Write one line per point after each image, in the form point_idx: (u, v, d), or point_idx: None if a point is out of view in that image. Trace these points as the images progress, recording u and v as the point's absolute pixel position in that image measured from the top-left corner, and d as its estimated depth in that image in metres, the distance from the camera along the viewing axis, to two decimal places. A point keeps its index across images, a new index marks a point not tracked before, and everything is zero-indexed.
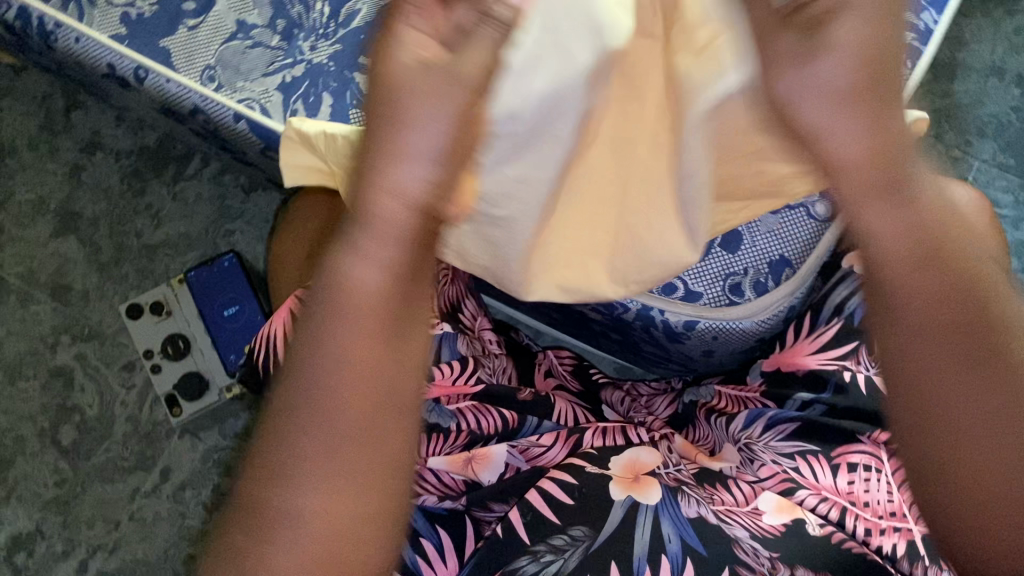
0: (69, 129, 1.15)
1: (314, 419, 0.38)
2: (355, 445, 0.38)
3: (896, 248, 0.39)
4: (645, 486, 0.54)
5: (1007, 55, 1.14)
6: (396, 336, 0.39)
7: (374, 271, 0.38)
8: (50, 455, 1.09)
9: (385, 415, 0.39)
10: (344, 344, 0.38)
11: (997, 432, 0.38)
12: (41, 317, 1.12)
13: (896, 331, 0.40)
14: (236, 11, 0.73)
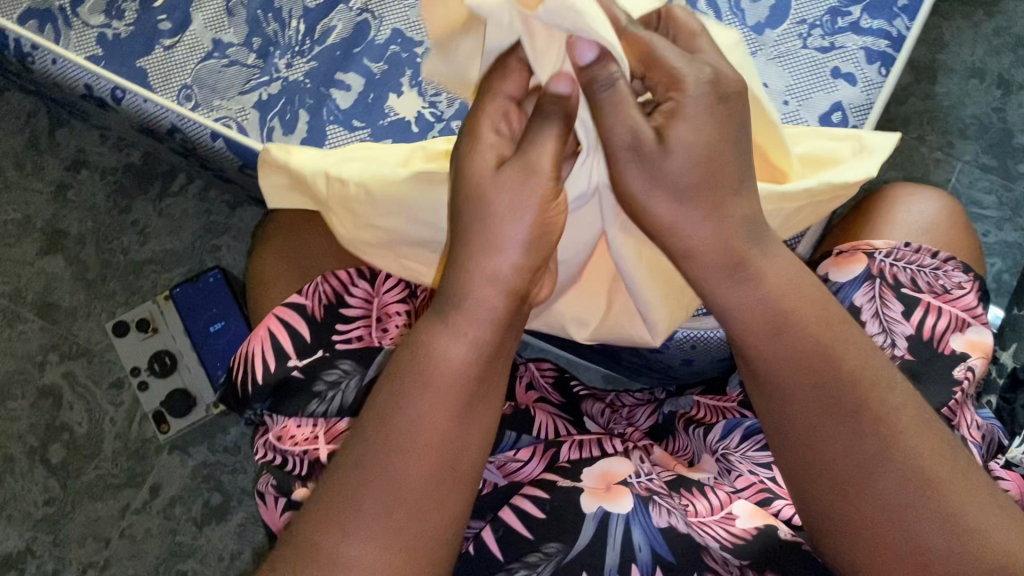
0: (54, 147, 1.16)
1: (386, 461, 0.41)
2: (419, 494, 0.41)
3: (754, 320, 0.44)
4: (617, 495, 0.55)
5: (987, 56, 1.14)
6: (471, 409, 0.43)
7: (461, 346, 0.43)
8: (39, 474, 1.09)
9: (450, 476, 0.42)
10: (433, 404, 0.42)
11: (877, 478, 0.41)
12: (29, 336, 1.12)
13: (771, 395, 0.44)
14: (211, 30, 0.73)
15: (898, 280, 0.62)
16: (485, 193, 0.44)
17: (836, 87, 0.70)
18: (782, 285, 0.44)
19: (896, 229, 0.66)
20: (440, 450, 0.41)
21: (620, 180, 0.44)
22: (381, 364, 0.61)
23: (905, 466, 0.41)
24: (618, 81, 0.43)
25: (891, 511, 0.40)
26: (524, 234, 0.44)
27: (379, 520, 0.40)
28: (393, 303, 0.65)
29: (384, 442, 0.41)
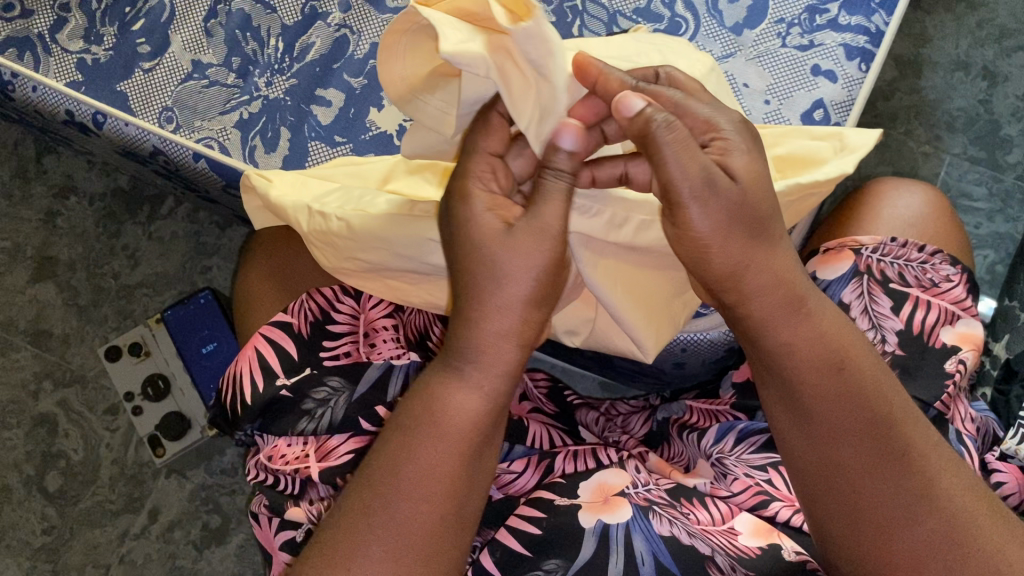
0: (42, 174, 1.15)
1: (398, 501, 0.42)
2: (428, 534, 0.42)
3: (808, 363, 0.45)
4: (615, 507, 0.55)
5: (971, 49, 1.14)
6: (482, 453, 0.44)
7: (473, 396, 0.43)
8: (36, 503, 1.08)
9: (462, 520, 0.43)
10: (448, 463, 0.42)
11: (914, 523, 0.43)
12: (22, 364, 1.11)
13: (801, 425, 0.46)
14: (191, 51, 0.73)
15: (886, 275, 0.61)
16: (496, 254, 0.43)
17: (816, 85, 0.70)
18: (819, 329, 0.45)
19: (882, 224, 0.66)
20: (453, 499, 0.42)
21: (687, 224, 0.43)
22: (369, 379, 0.61)
23: (941, 514, 0.43)
24: (673, 124, 0.42)
25: (923, 555, 0.43)
26: (527, 292, 0.43)
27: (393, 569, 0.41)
28: (380, 318, 0.66)
29: (404, 495, 0.42)
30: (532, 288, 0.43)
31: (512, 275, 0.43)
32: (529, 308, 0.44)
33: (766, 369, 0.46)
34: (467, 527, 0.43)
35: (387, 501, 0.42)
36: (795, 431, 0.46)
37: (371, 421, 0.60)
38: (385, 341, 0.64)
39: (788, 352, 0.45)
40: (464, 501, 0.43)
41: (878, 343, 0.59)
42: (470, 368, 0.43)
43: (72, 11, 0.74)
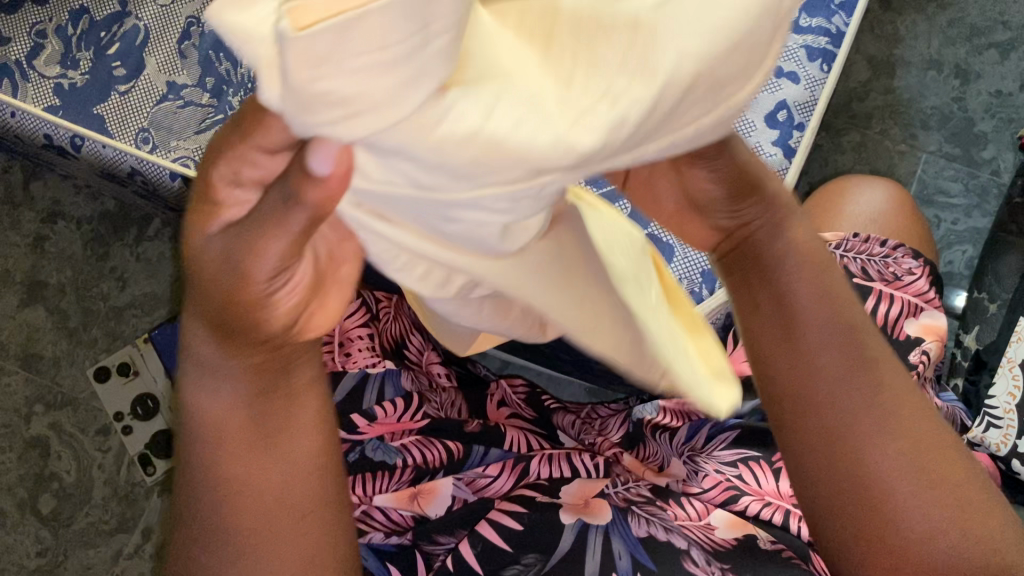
0: (29, 200, 1.15)
1: (208, 502, 0.39)
2: (256, 527, 0.39)
3: (800, 273, 0.46)
4: (595, 509, 0.56)
5: (943, 47, 1.14)
6: (273, 437, 0.39)
7: (223, 398, 0.38)
8: (31, 525, 1.09)
9: (292, 507, 0.39)
10: (241, 464, 0.39)
11: (886, 444, 0.44)
12: (14, 389, 1.12)
13: (778, 333, 0.46)
14: (165, 74, 0.75)
15: (849, 270, 0.62)
16: (206, 282, 0.34)
17: (780, 86, 0.71)
18: (802, 244, 0.47)
19: (845, 221, 0.67)
20: (274, 482, 0.39)
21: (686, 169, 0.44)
22: (345, 389, 0.62)
23: (913, 428, 0.44)
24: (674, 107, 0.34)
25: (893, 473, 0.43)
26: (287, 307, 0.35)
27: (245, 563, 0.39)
28: (356, 327, 0.67)
29: (226, 504, 0.39)
30: (273, 310, 0.35)
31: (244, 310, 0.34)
32: (286, 324, 0.36)
33: (760, 275, 0.46)
34: (312, 516, 0.40)
35: (210, 514, 0.39)
36: (770, 341, 0.46)
37: (347, 429, 0.60)
38: (361, 350, 0.65)
39: (777, 264, 0.46)
40: (291, 489, 0.40)
41: None
42: (195, 371, 0.38)
43: (48, 37, 0.75)
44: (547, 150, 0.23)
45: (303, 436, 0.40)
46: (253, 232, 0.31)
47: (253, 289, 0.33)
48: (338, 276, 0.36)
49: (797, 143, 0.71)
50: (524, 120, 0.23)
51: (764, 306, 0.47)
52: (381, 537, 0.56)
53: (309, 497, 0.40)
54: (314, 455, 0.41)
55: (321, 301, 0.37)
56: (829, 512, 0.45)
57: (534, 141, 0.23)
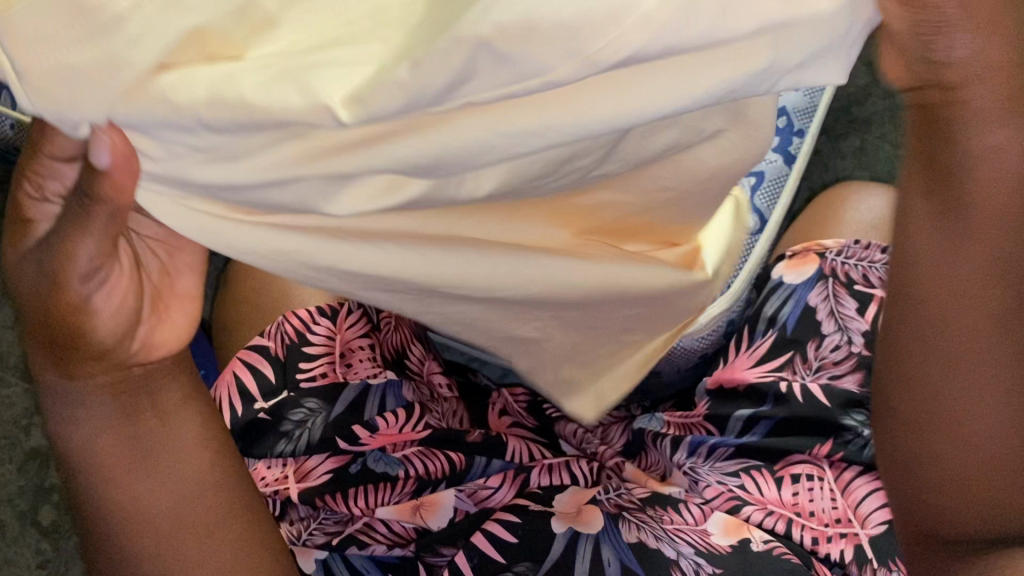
0: None
1: (111, 520, 0.45)
2: (161, 529, 0.46)
3: (997, 185, 0.36)
4: (588, 517, 0.56)
5: None
6: (149, 456, 0.46)
7: (91, 420, 0.44)
8: (30, 537, 1.09)
9: (191, 507, 0.47)
10: (131, 482, 0.45)
11: (970, 381, 0.41)
12: (12, 401, 1.12)
13: (938, 241, 0.39)
14: None
15: (850, 277, 0.64)
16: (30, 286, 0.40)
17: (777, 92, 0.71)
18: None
19: (845, 227, 0.69)
20: (173, 492, 0.47)
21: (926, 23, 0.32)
22: (346, 400, 0.62)
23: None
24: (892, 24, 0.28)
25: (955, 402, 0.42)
26: (115, 308, 0.41)
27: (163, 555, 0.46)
28: (357, 338, 0.68)
29: (130, 532, 0.46)
30: (115, 311, 0.41)
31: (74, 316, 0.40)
32: (121, 327, 0.42)
33: (941, 172, 0.37)
34: (210, 522, 0.48)
35: (117, 542, 0.46)
36: (925, 248, 0.40)
37: (349, 440, 0.61)
38: (362, 361, 0.66)
39: (986, 163, 0.36)
40: (186, 508, 0.47)
41: (844, 345, 0.61)
42: (54, 399, 0.44)
43: None
44: (295, 108, 0.23)
45: (180, 458, 0.47)
46: (65, 238, 0.37)
47: (70, 290, 0.39)
48: (174, 288, 0.45)
49: (797, 149, 0.72)
50: (274, 84, 0.23)
51: (942, 205, 0.38)
52: (384, 549, 0.57)
53: (204, 516, 0.48)
54: (193, 476, 0.47)
55: (160, 316, 0.45)
56: (891, 383, 0.45)
57: (285, 101, 0.23)
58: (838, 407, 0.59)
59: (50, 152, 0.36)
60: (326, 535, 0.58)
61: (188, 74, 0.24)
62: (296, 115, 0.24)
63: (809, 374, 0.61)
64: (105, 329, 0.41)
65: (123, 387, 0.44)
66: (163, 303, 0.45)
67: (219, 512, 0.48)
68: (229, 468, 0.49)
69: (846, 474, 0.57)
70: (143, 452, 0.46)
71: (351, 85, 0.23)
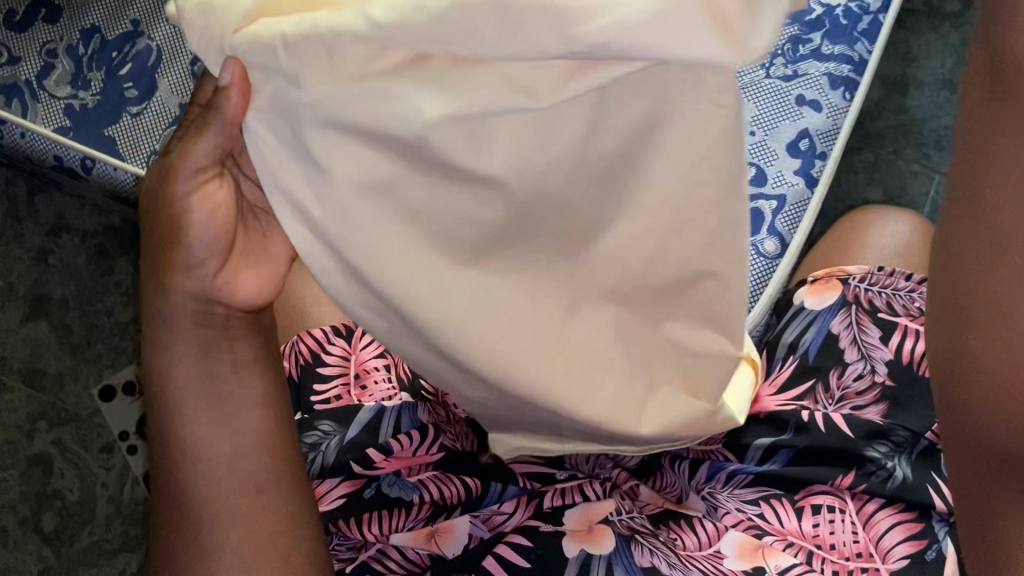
0: (33, 214, 1.13)
1: (182, 458, 0.48)
2: (223, 478, 0.48)
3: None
4: (600, 538, 0.54)
5: (956, 67, 1.13)
6: (226, 409, 0.48)
7: (179, 360, 0.48)
8: (32, 543, 1.08)
9: (254, 467, 0.49)
10: (202, 428, 0.48)
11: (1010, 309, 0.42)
12: (15, 406, 1.10)
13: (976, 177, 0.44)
14: (177, 96, 0.74)
15: (873, 304, 0.64)
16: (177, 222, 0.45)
17: (801, 115, 0.70)
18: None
19: (869, 253, 0.69)
20: (238, 446, 0.49)
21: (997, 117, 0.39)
22: (360, 422, 0.62)
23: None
24: None
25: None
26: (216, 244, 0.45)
27: (224, 503, 0.48)
28: (371, 359, 0.66)
29: (193, 474, 0.48)
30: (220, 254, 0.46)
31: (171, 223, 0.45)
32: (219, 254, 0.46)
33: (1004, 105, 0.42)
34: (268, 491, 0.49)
35: (182, 482, 0.48)
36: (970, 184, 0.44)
37: (364, 464, 0.60)
38: (377, 383, 0.65)
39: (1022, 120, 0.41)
40: (241, 468, 0.48)
41: (867, 374, 0.61)
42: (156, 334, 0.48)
43: (58, 57, 0.74)
44: (399, 125, 0.35)
45: (250, 414, 0.49)
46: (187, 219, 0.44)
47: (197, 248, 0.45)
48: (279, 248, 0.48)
49: (820, 172, 0.70)
50: (379, 107, 0.35)
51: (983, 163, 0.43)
52: None
53: (260, 475, 0.49)
54: (259, 432, 0.49)
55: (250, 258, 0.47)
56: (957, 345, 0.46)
57: (393, 120, 0.35)
58: (862, 438, 0.59)
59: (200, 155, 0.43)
60: (340, 561, 0.57)
61: (335, 97, 0.35)
62: (399, 124, 0.35)
63: (831, 404, 0.61)
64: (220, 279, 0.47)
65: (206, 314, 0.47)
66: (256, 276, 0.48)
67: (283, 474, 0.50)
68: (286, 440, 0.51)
69: (868, 506, 0.56)
70: (219, 389, 0.48)
71: (434, 101, 0.34)
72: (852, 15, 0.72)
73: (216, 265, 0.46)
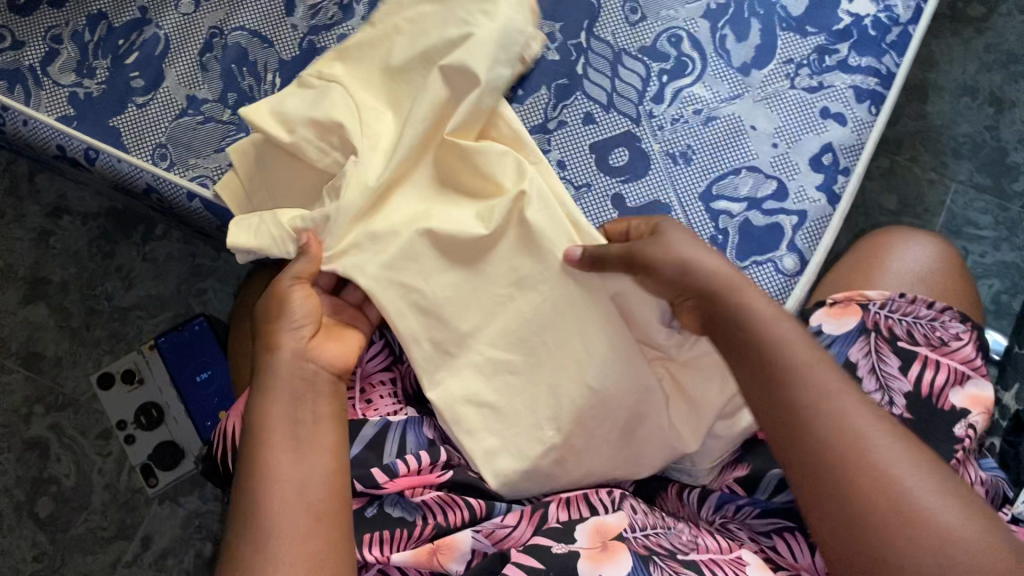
0: (36, 193, 1.12)
1: (253, 490, 0.48)
2: (295, 497, 0.48)
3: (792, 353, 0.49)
4: (614, 553, 0.52)
5: (978, 73, 1.10)
6: (297, 440, 0.51)
7: (291, 340, 0.55)
8: (27, 528, 1.07)
9: (328, 494, 0.49)
10: (271, 454, 0.49)
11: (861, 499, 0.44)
12: (13, 387, 1.09)
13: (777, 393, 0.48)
14: (185, 87, 0.72)
15: (894, 332, 0.62)
16: (282, 311, 0.56)
17: (825, 128, 0.68)
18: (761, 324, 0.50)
19: (889, 278, 0.67)
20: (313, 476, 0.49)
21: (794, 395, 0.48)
22: (364, 439, 0.59)
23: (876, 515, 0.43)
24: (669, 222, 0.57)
25: (793, 415, 0.47)
26: (300, 327, 0.56)
27: (292, 510, 0.47)
28: (376, 372, 0.65)
29: (260, 493, 0.48)
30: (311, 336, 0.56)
31: (278, 303, 0.57)
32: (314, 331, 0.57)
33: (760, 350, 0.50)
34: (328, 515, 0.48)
35: (245, 503, 0.48)
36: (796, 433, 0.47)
37: (367, 483, 0.57)
38: (382, 397, 0.63)
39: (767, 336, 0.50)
40: (308, 490, 0.48)
41: (886, 405, 0.59)
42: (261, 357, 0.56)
43: (64, 43, 0.72)
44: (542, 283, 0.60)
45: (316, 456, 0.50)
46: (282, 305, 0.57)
47: (283, 325, 0.56)
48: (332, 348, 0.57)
49: (842, 189, 0.68)
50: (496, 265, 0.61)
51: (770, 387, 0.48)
52: None
53: (320, 501, 0.48)
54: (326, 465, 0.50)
55: (330, 335, 0.58)
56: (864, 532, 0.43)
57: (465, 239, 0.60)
58: None
59: (296, 269, 0.58)
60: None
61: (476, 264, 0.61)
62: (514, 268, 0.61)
63: None
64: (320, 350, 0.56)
65: (301, 368, 0.54)
66: (334, 348, 0.57)
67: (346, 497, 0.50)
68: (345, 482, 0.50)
69: None
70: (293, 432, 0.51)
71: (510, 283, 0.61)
72: (881, 26, 0.70)
73: (309, 330, 0.56)
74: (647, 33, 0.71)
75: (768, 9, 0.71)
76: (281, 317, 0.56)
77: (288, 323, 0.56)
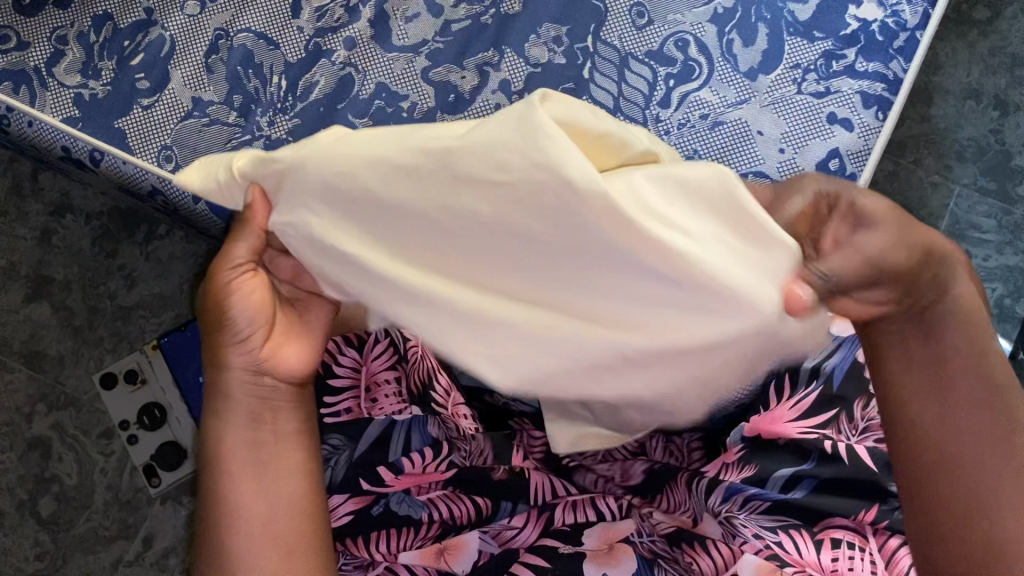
0: (38, 192, 1.12)
1: (222, 523, 0.48)
2: (264, 531, 0.48)
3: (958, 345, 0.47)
4: (620, 560, 0.54)
5: (983, 76, 1.10)
6: (261, 459, 0.49)
7: (240, 356, 0.49)
8: (29, 528, 1.07)
9: (297, 520, 0.49)
10: (236, 483, 0.48)
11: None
12: (15, 386, 1.09)
13: (929, 399, 0.47)
14: (191, 88, 0.72)
15: None
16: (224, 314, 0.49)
17: (832, 133, 0.68)
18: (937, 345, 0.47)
19: None
20: (278, 504, 0.48)
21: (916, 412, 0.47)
22: (369, 438, 0.59)
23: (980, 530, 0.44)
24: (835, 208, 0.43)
25: (919, 433, 0.47)
26: (248, 335, 0.49)
27: (261, 547, 0.47)
28: (382, 371, 0.64)
29: (229, 527, 0.48)
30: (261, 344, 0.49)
31: (219, 305, 0.49)
32: (264, 338, 0.50)
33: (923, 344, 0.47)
34: (297, 549, 0.48)
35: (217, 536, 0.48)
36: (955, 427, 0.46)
37: (373, 480, 0.58)
38: (388, 396, 0.63)
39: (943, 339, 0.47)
40: (275, 521, 0.48)
41: None
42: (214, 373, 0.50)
43: (69, 43, 0.72)
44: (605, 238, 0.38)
45: (284, 479, 0.49)
46: (223, 310, 0.49)
47: (229, 331, 0.49)
48: (292, 352, 0.51)
49: None
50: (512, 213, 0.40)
51: (935, 388, 0.47)
52: None
53: (290, 533, 0.48)
54: (293, 488, 0.49)
55: (290, 334, 0.51)
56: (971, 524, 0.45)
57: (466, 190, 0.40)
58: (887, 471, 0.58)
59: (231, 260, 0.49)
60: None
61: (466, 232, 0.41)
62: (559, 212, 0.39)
63: (854, 435, 0.60)
64: (276, 359, 0.50)
65: (256, 387, 0.50)
66: (297, 351, 0.51)
67: (319, 519, 0.49)
68: (315, 503, 0.50)
69: (889, 543, 0.53)
70: (258, 453, 0.49)
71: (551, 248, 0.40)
72: (889, 31, 0.69)
73: (260, 338, 0.49)
74: (654, 37, 0.71)
75: (775, 14, 0.71)
76: (224, 327, 0.49)
77: (232, 337, 0.49)
